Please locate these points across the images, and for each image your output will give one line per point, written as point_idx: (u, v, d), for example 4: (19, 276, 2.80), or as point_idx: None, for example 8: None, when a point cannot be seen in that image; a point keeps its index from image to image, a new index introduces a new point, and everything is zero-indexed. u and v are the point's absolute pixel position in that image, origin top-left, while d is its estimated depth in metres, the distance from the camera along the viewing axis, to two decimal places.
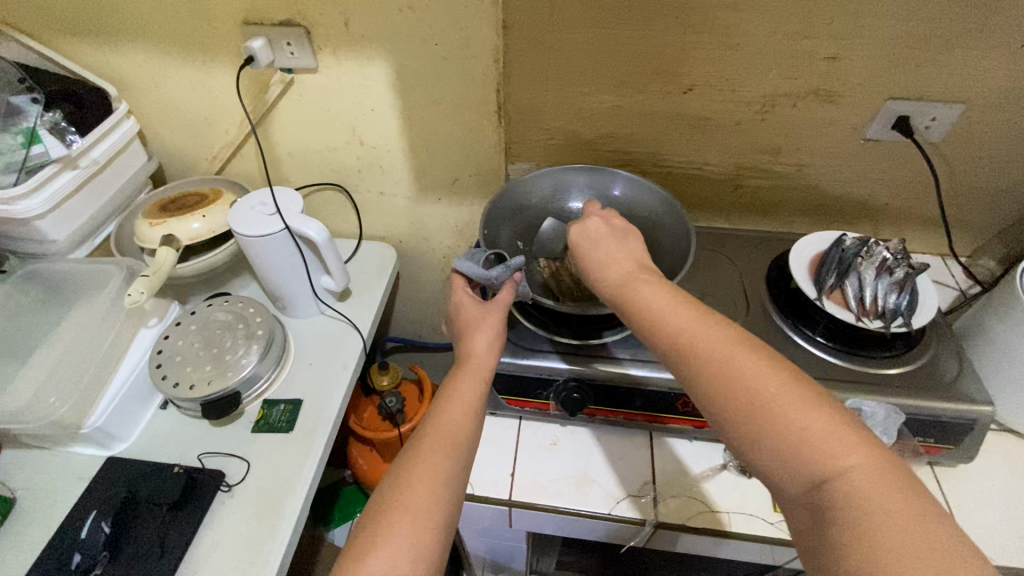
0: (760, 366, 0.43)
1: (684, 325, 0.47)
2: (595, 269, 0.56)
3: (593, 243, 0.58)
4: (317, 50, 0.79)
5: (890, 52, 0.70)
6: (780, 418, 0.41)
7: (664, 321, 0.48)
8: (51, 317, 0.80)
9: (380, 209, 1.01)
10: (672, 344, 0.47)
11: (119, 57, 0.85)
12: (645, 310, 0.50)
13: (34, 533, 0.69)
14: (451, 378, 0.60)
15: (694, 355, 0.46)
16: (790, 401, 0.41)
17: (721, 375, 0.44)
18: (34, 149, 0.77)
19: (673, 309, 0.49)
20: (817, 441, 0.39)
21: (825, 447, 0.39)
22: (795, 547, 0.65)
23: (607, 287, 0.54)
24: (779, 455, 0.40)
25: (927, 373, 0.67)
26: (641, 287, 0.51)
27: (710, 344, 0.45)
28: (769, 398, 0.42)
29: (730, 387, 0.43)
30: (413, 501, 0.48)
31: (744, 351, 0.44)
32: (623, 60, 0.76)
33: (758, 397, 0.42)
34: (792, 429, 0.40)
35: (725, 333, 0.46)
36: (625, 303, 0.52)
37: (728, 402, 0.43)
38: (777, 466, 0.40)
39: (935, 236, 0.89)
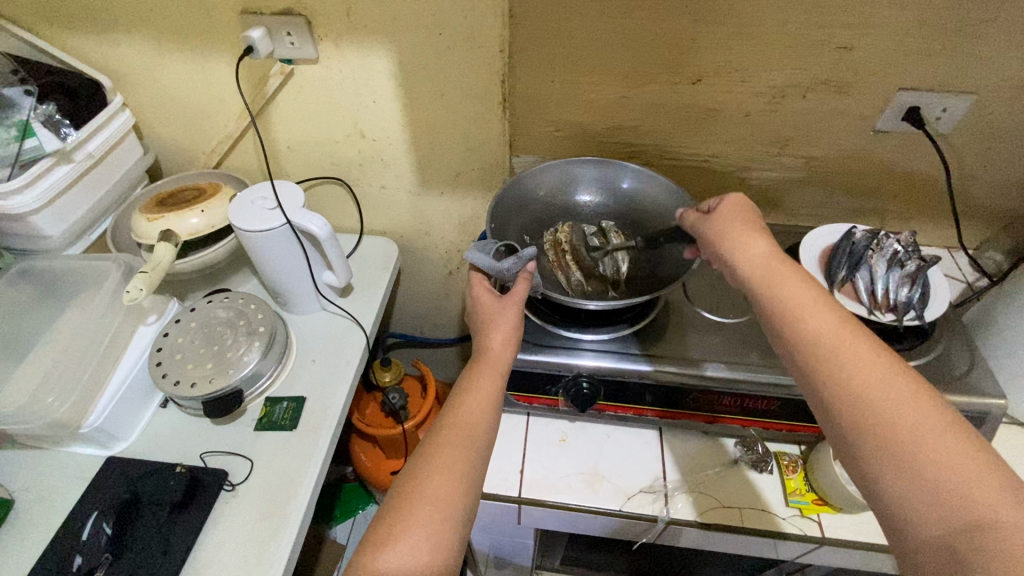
0: (917, 401, 0.44)
1: (837, 341, 0.48)
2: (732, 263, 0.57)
3: (741, 239, 0.58)
4: (318, 40, 0.77)
5: (902, 42, 0.69)
6: (935, 455, 0.41)
7: (814, 333, 0.49)
8: (48, 315, 0.78)
9: (382, 203, 1.00)
10: (816, 351, 0.49)
11: (114, 47, 0.83)
12: (798, 318, 0.51)
13: (34, 535, 0.67)
14: (468, 372, 0.59)
15: (844, 371, 0.47)
16: (950, 442, 0.42)
17: (869, 393, 0.45)
18: (27, 142, 0.75)
19: (823, 319, 0.50)
20: (974, 485, 0.40)
21: (983, 495, 0.39)
22: (806, 542, 0.65)
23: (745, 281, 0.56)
24: (924, 487, 0.41)
25: (939, 366, 0.67)
26: (795, 295, 0.52)
27: (863, 367, 0.46)
28: (925, 432, 0.42)
29: (881, 411, 0.44)
30: (431, 492, 0.49)
31: (902, 383, 0.45)
32: (631, 50, 0.74)
33: (912, 429, 0.43)
34: (949, 469, 0.41)
35: (883, 361, 0.47)
36: (774, 308, 0.52)
37: (874, 420, 0.44)
38: (921, 500, 0.41)
39: (942, 228, 0.89)
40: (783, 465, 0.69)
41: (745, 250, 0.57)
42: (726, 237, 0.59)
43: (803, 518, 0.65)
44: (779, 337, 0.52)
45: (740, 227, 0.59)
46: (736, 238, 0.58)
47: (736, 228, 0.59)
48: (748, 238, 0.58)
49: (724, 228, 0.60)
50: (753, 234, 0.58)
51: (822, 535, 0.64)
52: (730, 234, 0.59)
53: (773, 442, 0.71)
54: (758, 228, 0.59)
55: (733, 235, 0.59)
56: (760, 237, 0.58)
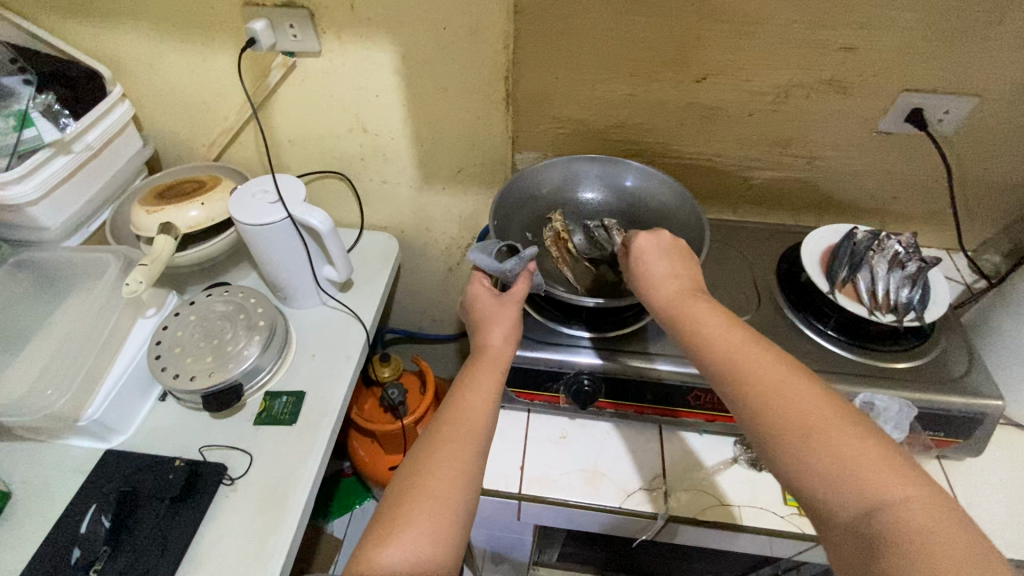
0: (812, 396, 0.46)
1: (738, 354, 0.50)
2: (647, 287, 0.60)
3: (653, 269, 0.61)
4: (321, 33, 0.77)
5: (907, 44, 0.69)
6: (831, 444, 0.43)
7: (717, 349, 0.51)
8: (46, 306, 0.77)
9: (383, 198, 0.99)
10: (725, 363, 0.50)
11: (114, 37, 0.82)
12: (704, 338, 0.53)
13: (31, 528, 0.67)
14: (467, 369, 0.59)
15: (745, 379, 0.48)
16: (844, 431, 0.43)
17: (775, 396, 0.46)
18: (25, 133, 0.74)
19: (729, 334, 0.52)
20: (870, 469, 0.41)
21: (877, 478, 0.41)
22: (805, 540, 0.65)
23: (660, 303, 0.58)
24: (826, 478, 0.42)
25: (937, 367, 0.67)
26: (700, 318, 0.54)
27: (762, 373, 0.48)
28: (821, 424, 0.44)
29: (780, 410, 0.46)
30: (432, 488, 0.49)
31: (798, 381, 0.47)
32: (635, 48, 0.74)
33: (810, 423, 0.44)
34: (847, 456, 0.42)
35: (778, 364, 0.49)
36: (684, 333, 0.54)
37: (780, 421, 0.45)
38: (828, 491, 0.42)
39: (942, 230, 0.89)
40: None
41: (656, 281, 0.60)
42: (640, 266, 0.61)
43: (801, 517, 0.65)
44: (692, 354, 0.53)
45: (653, 254, 0.62)
46: (650, 268, 0.61)
47: (649, 255, 0.62)
48: (660, 267, 0.61)
49: (642, 257, 0.62)
50: (669, 264, 0.61)
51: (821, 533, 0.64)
52: (647, 258, 0.62)
53: None
54: (671, 255, 0.62)
55: (645, 265, 0.61)
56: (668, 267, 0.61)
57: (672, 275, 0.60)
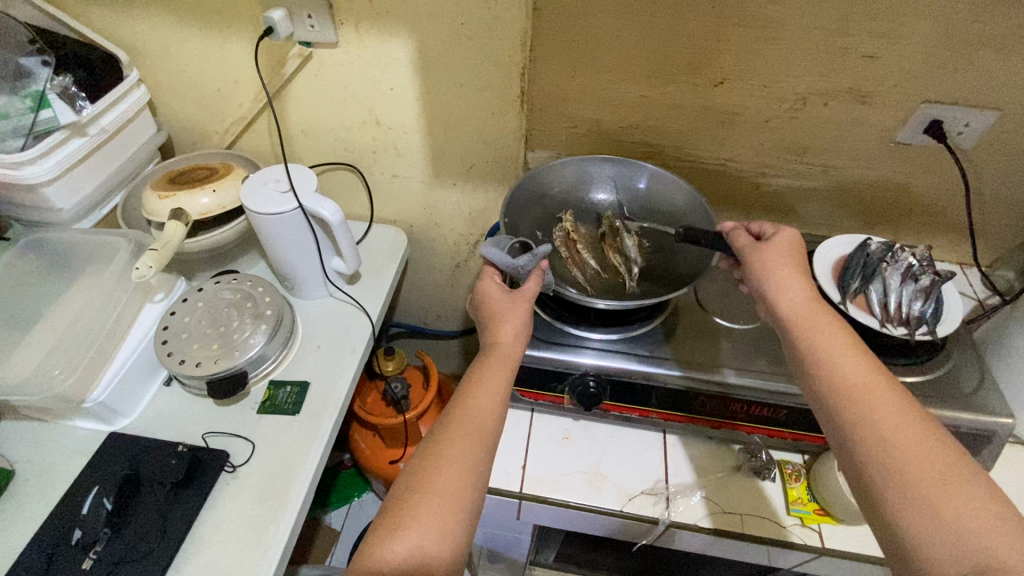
0: (934, 446, 0.46)
1: (868, 391, 0.50)
2: (776, 298, 0.58)
3: (785, 283, 0.59)
4: (338, 24, 0.77)
5: (929, 55, 0.69)
6: (950, 497, 0.44)
7: (845, 380, 0.51)
8: (55, 288, 0.78)
9: (393, 191, 0.99)
10: (848, 395, 0.51)
11: (133, 22, 0.82)
12: (832, 366, 0.52)
13: (34, 507, 0.68)
14: (477, 366, 0.59)
15: (872, 416, 0.49)
16: (965, 487, 0.44)
17: (895, 437, 0.47)
18: (42, 113, 0.74)
19: (853, 365, 0.52)
20: (985, 528, 0.42)
21: (998, 538, 0.42)
22: (806, 551, 0.64)
23: (787, 317, 0.57)
24: (944, 530, 0.43)
25: (947, 382, 0.66)
26: (830, 343, 0.54)
27: (889, 414, 0.49)
28: (941, 476, 0.45)
29: (903, 454, 0.46)
30: (440, 487, 0.48)
31: (920, 428, 0.48)
32: (654, 50, 0.74)
33: (931, 471, 0.45)
34: (965, 512, 0.43)
35: (906, 410, 0.49)
36: (812, 358, 0.54)
37: (898, 465, 0.46)
38: (935, 539, 0.43)
39: (956, 243, 0.88)
40: (786, 474, 0.69)
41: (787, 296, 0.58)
42: (770, 276, 0.60)
43: (803, 528, 0.65)
44: (813, 378, 0.53)
45: (787, 269, 0.60)
46: (779, 279, 0.59)
47: (783, 269, 0.60)
48: (791, 281, 0.59)
49: (770, 268, 0.60)
50: (797, 278, 0.59)
51: (822, 546, 0.64)
52: (777, 268, 0.60)
53: (776, 450, 0.71)
54: (802, 271, 0.60)
55: (776, 278, 0.59)
56: (801, 282, 0.59)
57: (803, 291, 0.58)
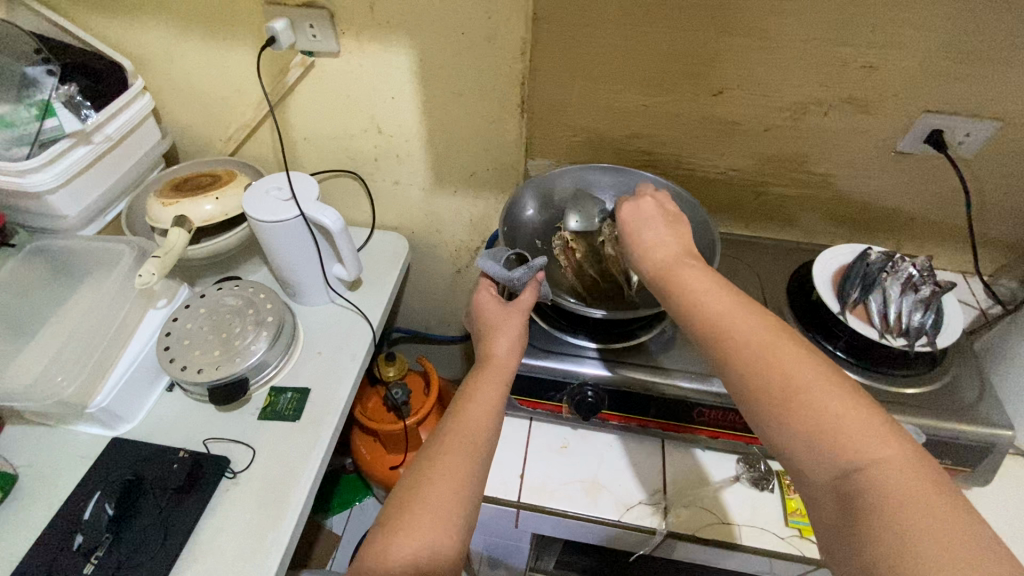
0: (799, 357, 0.43)
1: (729, 315, 0.46)
2: (634, 247, 0.56)
3: (646, 235, 0.56)
4: (340, 34, 0.77)
5: (929, 65, 0.69)
6: (815, 403, 0.41)
7: (706, 311, 0.47)
8: (60, 294, 0.78)
9: (394, 198, 1.00)
10: (709, 324, 0.47)
11: (138, 32, 0.83)
12: (692, 303, 0.48)
13: (36, 511, 0.68)
14: (471, 379, 0.59)
15: (738, 345, 0.45)
16: (830, 391, 0.41)
17: (761, 356, 0.44)
18: (47, 122, 0.76)
19: (713, 293, 0.49)
20: (851, 426, 0.40)
21: (861, 435, 0.39)
22: (805, 563, 0.64)
23: (646, 264, 0.54)
24: (813, 441, 0.40)
25: (947, 393, 0.66)
26: (688, 278, 0.50)
27: (750, 333, 0.45)
28: (806, 384, 0.42)
29: (766, 374, 0.43)
30: (434, 501, 0.48)
31: (784, 340, 0.44)
32: (653, 59, 0.74)
33: (794, 384, 0.42)
34: (830, 416, 0.40)
35: (768, 324, 0.46)
36: (669, 296, 0.51)
37: (764, 384, 0.43)
38: (808, 451, 0.41)
39: (960, 252, 0.87)
40: (785, 485, 0.68)
41: (647, 242, 0.55)
42: (630, 231, 0.57)
43: (802, 539, 0.65)
44: (675, 313, 0.50)
45: (645, 218, 0.57)
46: (637, 230, 0.57)
47: (641, 217, 0.57)
48: (647, 227, 0.56)
49: (628, 220, 0.58)
50: (653, 223, 0.57)
51: (821, 558, 0.64)
52: (632, 220, 0.58)
53: (775, 460, 0.71)
54: (665, 219, 0.58)
55: (635, 227, 0.57)
56: (657, 226, 0.56)
57: (660, 233, 0.56)
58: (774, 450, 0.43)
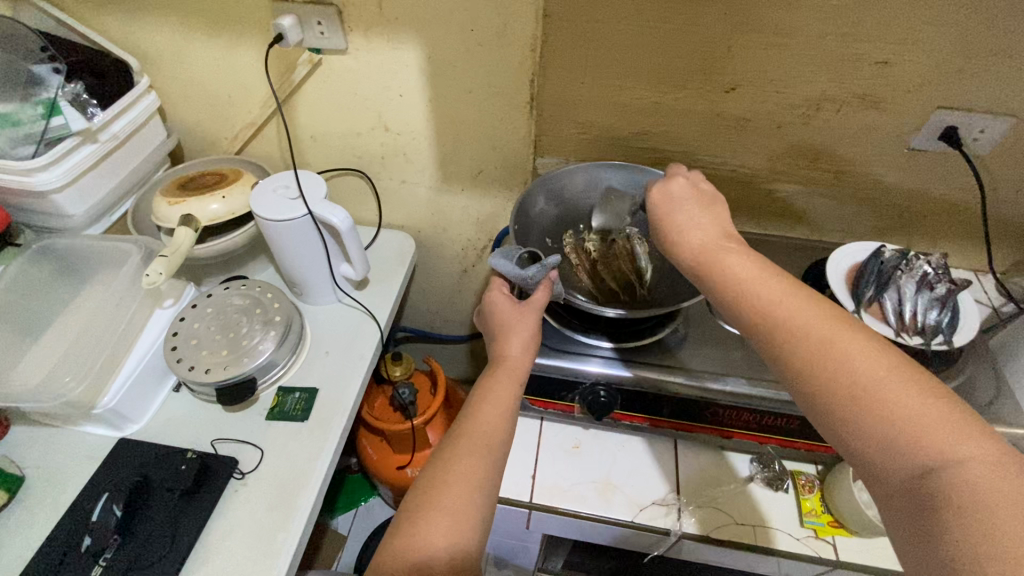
0: (863, 349, 0.42)
1: (784, 305, 0.46)
2: (673, 235, 0.55)
3: (683, 220, 0.55)
4: (348, 31, 0.77)
5: (944, 61, 0.68)
6: (885, 397, 0.39)
7: (759, 302, 0.47)
8: (67, 293, 0.78)
9: (401, 197, 0.99)
10: (764, 317, 0.46)
11: (144, 29, 0.83)
12: (743, 295, 0.48)
13: (44, 512, 0.68)
14: (485, 379, 0.58)
15: (795, 338, 0.44)
16: (899, 384, 0.40)
17: (822, 348, 0.43)
18: (54, 120, 0.75)
19: (765, 284, 0.48)
20: (925, 422, 0.38)
21: (938, 431, 0.37)
22: (820, 564, 0.63)
23: (685, 252, 0.53)
24: (883, 437, 0.39)
25: (962, 392, 0.65)
26: (736, 269, 0.49)
27: (809, 324, 0.44)
28: (875, 379, 0.40)
29: (831, 369, 0.42)
30: (449, 505, 0.48)
31: (847, 332, 0.43)
32: (664, 56, 0.73)
33: (862, 379, 0.41)
34: (904, 412, 0.39)
35: (827, 316, 0.45)
36: (718, 287, 0.50)
37: (827, 377, 0.42)
38: (880, 449, 0.39)
39: (972, 249, 0.87)
40: (800, 485, 0.68)
41: (688, 232, 0.54)
42: (667, 218, 0.56)
43: (817, 540, 0.64)
44: (724, 307, 0.49)
45: (686, 205, 0.56)
46: (675, 217, 0.56)
47: (683, 206, 0.56)
48: (688, 215, 0.55)
49: (666, 208, 0.57)
50: (695, 212, 0.56)
51: (837, 558, 0.63)
52: (672, 206, 0.56)
53: (789, 460, 0.70)
54: (705, 207, 0.56)
55: (677, 216, 0.56)
56: (700, 215, 0.55)
57: (701, 221, 0.55)
58: (840, 449, 0.42)
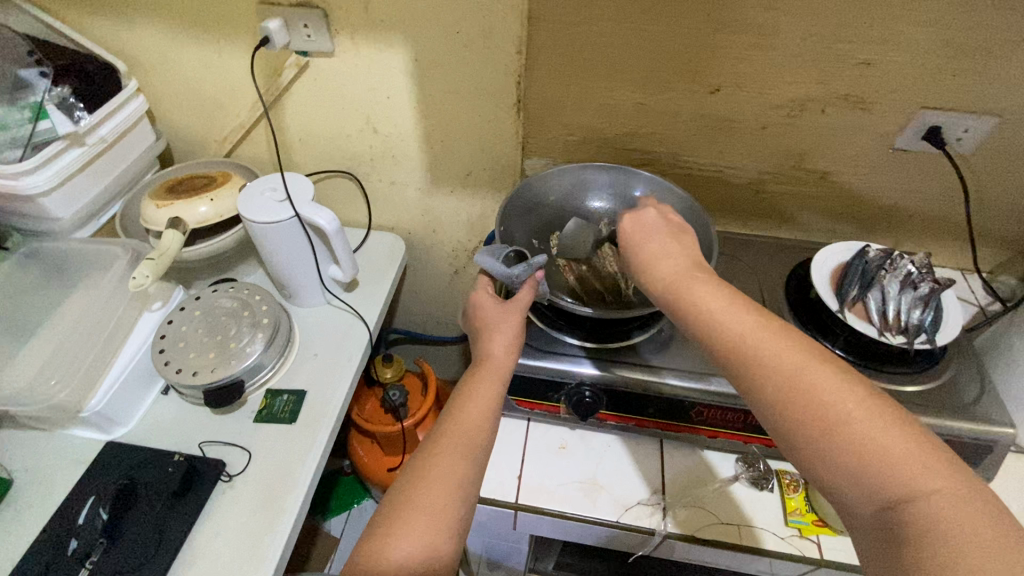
0: (835, 380, 0.42)
1: (754, 336, 0.46)
2: (645, 265, 0.55)
3: (653, 249, 0.56)
4: (334, 33, 0.77)
5: (925, 61, 0.68)
6: (856, 430, 0.39)
7: (730, 333, 0.47)
8: (55, 297, 0.78)
9: (391, 199, 0.99)
10: (735, 348, 0.46)
11: (132, 33, 0.83)
12: (713, 326, 0.48)
13: (30, 516, 0.68)
14: (468, 378, 0.59)
15: (768, 369, 0.44)
16: (870, 417, 0.40)
17: (794, 379, 0.43)
18: (41, 124, 0.76)
19: (734, 315, 0.48)
20: (896, 455, 0.38)
21: (910, 466, 0.37)
22: (805, 563, 0.64)
23: (655, 283, 0.53)
24: (855, 472, 0.39)
25: (947, 391, 0.66)
26: (704, 300, 0.49)
27: (781, 354, 0.44)
28: (847, 410, 0.40)
29: (801, 403, 0.42)
30: (426, 502, 0.48)
31: (817, 364, 0.43)
32: (649, 58, 0.74)
33: (833, 413, 0.40)
34: (873, 446, 0.39)
35: (800, 346, 0.44)
36: (689, 318, 0.49)
37: (800, 410, 0.42)
38: (851, 483, 0.39)
39: (959, 249, 0.87)
40: (785, 484, 0.68)
41: (656, 261, 0.55)
42: (638, 248, 0.57)
43: (801, 539, 0.64)
44: (696, 339, 0.49)
45: (657, 235, 0.57)
46: (646, 246, 0.56)
47: (653, 235, 0.57)
48: (659, 245, 0.56)
49: (636, 238, 0.58)
50: (664, 241, 0.56)
51: (821, 557, 0.63)
52: (646, 237, 0.57)
53: (775, 460, 0.71)
54: (675, 236, 0.57)
55: (647, 244, 0.56)
56: (670, 244, 0.56)
57: (670, 251, 0.55)
58: (813, 481, 0.42)
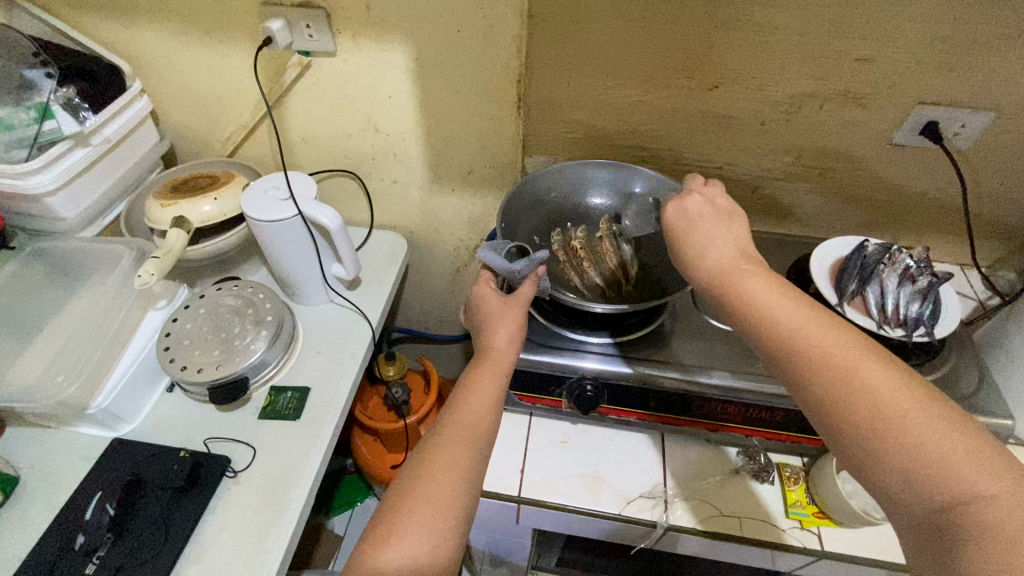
0: (889, 380, 0.43)
1: (806, 330, 0.46)
2: (693, 255, 0.55)
3: (702, 238, 0.55)
4: (336, 33, 0.78)
5: (922, 57, 0.69)
6: (912, 431, 0.40)
7: (780, 327, 0.47)
8: (60, 295, 0.79)
9: (392, 198, 1.00)
10: (786, 343, 0.47)
11: (135, 35, 0.84)
12: (765, 320, 0.48)
13: (38, 512, 0.68)
14: (472, 370, 0.59)
15: (820, 366, 0.44)
16: (926, 418, 0.40)
17: (846, 377, 0.43)
18: (46, 124, 0.76)
19: (788, 309, 0.48)
20: (952, 457, 0.39)
21: (969, 468, 0.38)
22: (805, 554, 0.64)
23: (703, 273, 0.53)
24: (908, 472, 0.39)
25: (945, 383, 0.66)
26: (755, 293, 0.49)
27: (833, 350, 0.45)
28: (901, 411, 0.41)
29: (854, 402, 0.42)
30: (434, 492, 0.48)
31: (871, 362, 0.44)
32: (648, 55, 0.74)
33: (888, 412, 0.41)
34: (925, 446, 0.39)
35: (853, 344, 0.45)
36: (739, 311, 0.50)
37: (853, 409, 0.42)
38: (903, 483, 0.40)
39: (957, 244, 0.87)
40: (785, 477, 0.68)
41: (704, 251, 0.54)
42: (688, 238, 0.56)
43: (801, 530, 0.65)
44: (746, 332, 0.49)
45: (708, 224, 0.57)
46: (696, 236, 0.56)
47: (705, 224, 0.56)
48: (710, 234, 0.56)
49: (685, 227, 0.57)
50: (715, 230, 0.56)
51: (822, 548, 0.64)
52: (697, 226, 0.56)
53: (774, 453, 0.71)
54: (726, 226, 0.57)
55: (698, 233, 0.56)
56: (721, 234, 0.55)
57: (720, 241, 0.55)
58: (862, 478, 0.43)
